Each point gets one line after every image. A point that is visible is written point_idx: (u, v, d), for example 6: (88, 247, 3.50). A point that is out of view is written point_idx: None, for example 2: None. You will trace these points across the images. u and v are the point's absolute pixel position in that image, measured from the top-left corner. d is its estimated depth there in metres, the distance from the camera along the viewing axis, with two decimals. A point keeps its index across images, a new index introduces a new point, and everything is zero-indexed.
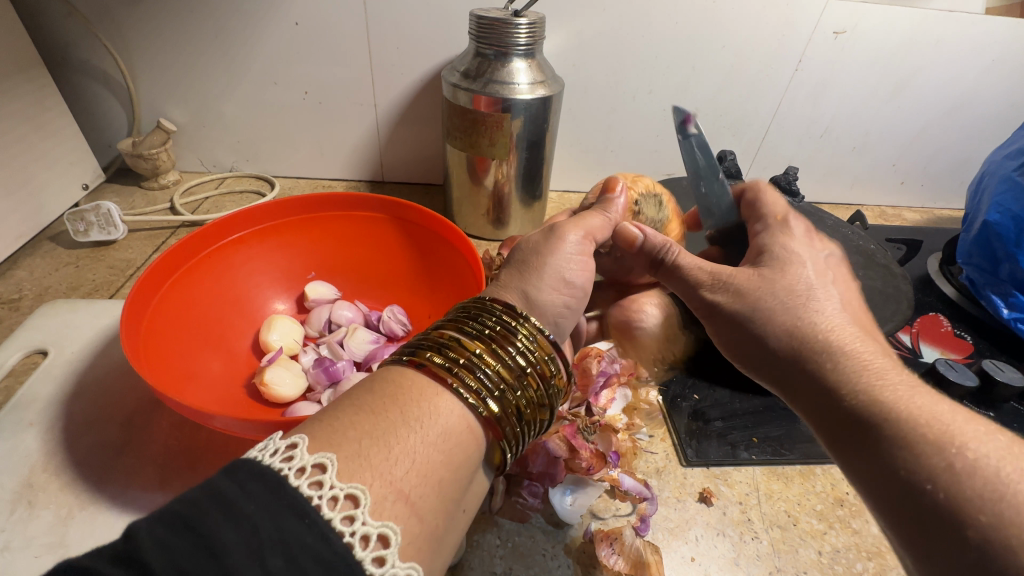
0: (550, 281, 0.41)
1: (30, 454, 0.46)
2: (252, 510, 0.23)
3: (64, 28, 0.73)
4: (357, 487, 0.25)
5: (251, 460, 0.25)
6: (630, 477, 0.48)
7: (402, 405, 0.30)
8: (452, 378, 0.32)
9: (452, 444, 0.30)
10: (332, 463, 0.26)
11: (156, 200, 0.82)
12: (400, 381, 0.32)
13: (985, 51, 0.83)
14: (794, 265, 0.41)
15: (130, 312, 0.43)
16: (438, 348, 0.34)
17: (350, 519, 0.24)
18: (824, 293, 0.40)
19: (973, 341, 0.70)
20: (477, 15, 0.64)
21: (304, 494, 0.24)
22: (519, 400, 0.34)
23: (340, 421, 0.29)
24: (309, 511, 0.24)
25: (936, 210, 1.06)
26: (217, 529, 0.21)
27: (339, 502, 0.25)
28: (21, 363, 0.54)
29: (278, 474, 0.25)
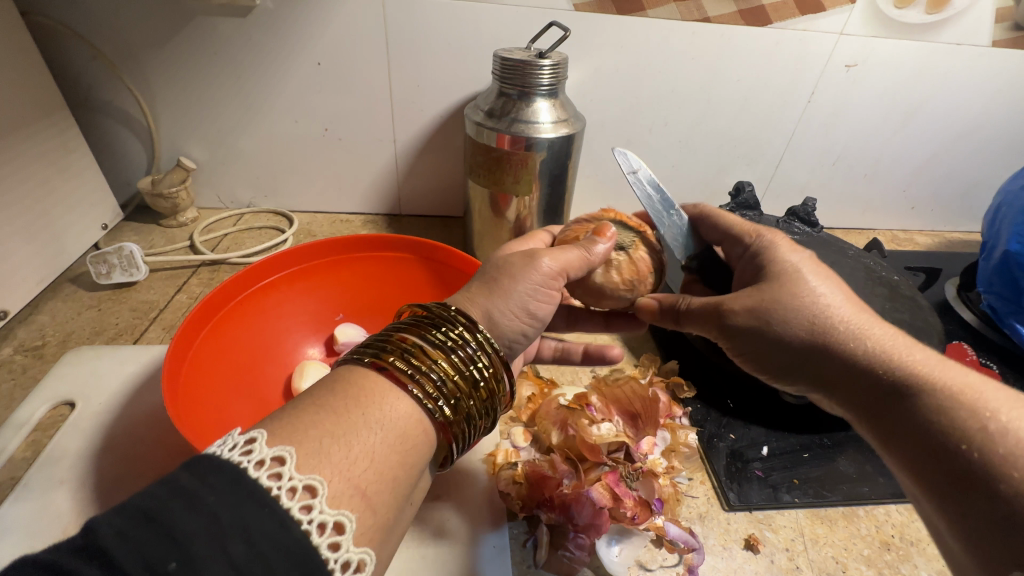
0: (516, 308, 0.39)
1: (62, 515, 0.44)
2: (212, 498, 0.22)
3: (87, 71, 0.73)
4: (316, 479, 0.25)
5: (210, 456, 0.25)
6: (676, 525, 0.47)
7: (363, 407, 0.29)
8: (414, 386, 0.31)
9: (408, 446, 0.30)
10: (291, 456, 0.25)
11: (174, 238, 0.81)
12: (362, 384, 0.30)
13: (992, 82, 0.85)
14: (790, 278, 0.40)
15: (171, 361, 0.44)
16: (399, 353, 0.32)
17: (308, 508, 0.24)
18: (825, 298, 0.38)
19: (1000, 370, 0.71)
20: (502, 56, 0.65)
21: (262, 485, 0.24)
22: (470, 408, 0.34)
23: (298, 415, 0.28)
24: (269, 500, 0.23)
25: (946, 234, 1.07)
26: (178, 516, 0.21)
27: (298, 492, 0.24)
28: (48, 416, 0.53)
29: (237, 466, 0.24)
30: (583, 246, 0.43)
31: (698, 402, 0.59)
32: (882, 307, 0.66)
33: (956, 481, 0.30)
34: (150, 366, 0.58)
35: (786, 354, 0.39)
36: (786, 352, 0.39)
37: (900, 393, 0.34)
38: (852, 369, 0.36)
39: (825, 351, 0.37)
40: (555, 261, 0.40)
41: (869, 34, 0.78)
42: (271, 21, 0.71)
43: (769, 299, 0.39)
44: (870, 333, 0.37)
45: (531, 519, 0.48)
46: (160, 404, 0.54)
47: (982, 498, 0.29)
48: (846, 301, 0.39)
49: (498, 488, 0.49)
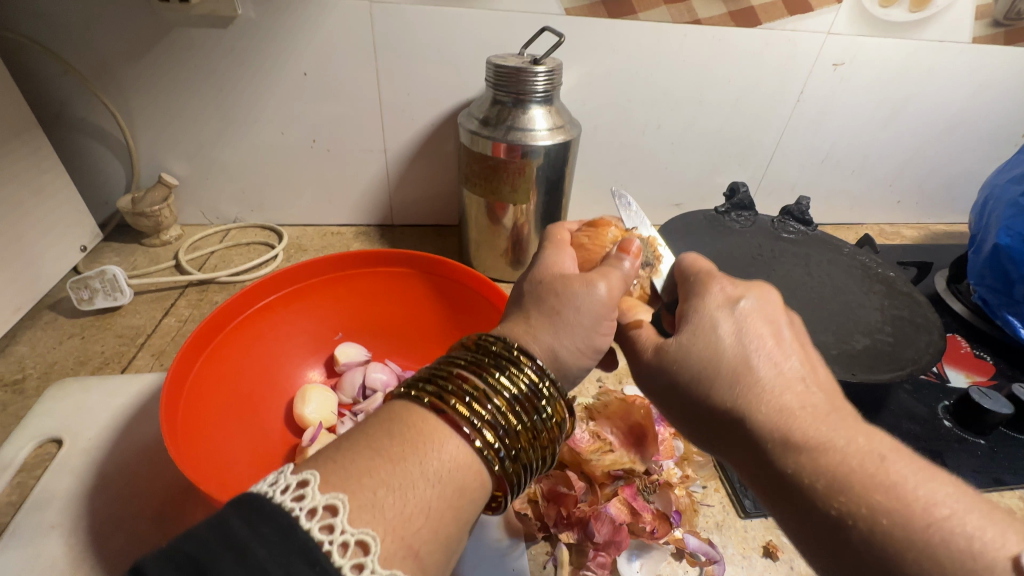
0: (579, 342, 0.38)
1: (55, 563, 0.42)
2: (262, 552, 0.21)
3: (59, 86, 0.70)
4: (368, 533, 0.24)
5: (262, 498, 0.24)
6: (695, 537, 0.47)
7: (420, 454, 0.28)
8: (475, 434, 0.29)
9: (463, 501, 0.28)
10: (343, 505, 0.24)
11: (158, 258, 0.78)
12: (421, 429, 0.29)
13: (974, 77, 0.86)
14: (709, 327, 0.36)
15: (169, 392, 0.41)
16: (461, 396, 0.31)
17: (359, 566, 0.23)
18: (733, 352, 0.35)
19: (993, 361, 0.72)
20: (495, 63, 0.64)
21: (314, 539, 0.23)
22: (528, 458, 0.32)
23: (354, 462, 0.27)
24: (319, 558, 0.22)
25: (931, 226, 1.10)
26: (227, 571, 0.20)
27: (350, 548, 0.23)
28: (34, 455, 0.50)
29: (289, 516, 0.23)
30: (615, 265, 0.41)
31: None
32: (881, 305, 0.66)
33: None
34: (142, 396, 0.55)
35: (697, 414, 0.37)
36: (699, 413, 0.37)
37: (797, 473, 0.31)
38: (749, 441, 0.34)
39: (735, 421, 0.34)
40: (608, 285, 0.39)
41: (856, 33, 0.78)
42: (254, 31, 0.68)
43: (683, 357, 0.37)
44: (783, 394, 0.33)
45: (550, 538, 0.47)
46: (154, 436, 0.52)
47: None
48: (772, 349, 0.35)
49: (514, 510, 0.48)
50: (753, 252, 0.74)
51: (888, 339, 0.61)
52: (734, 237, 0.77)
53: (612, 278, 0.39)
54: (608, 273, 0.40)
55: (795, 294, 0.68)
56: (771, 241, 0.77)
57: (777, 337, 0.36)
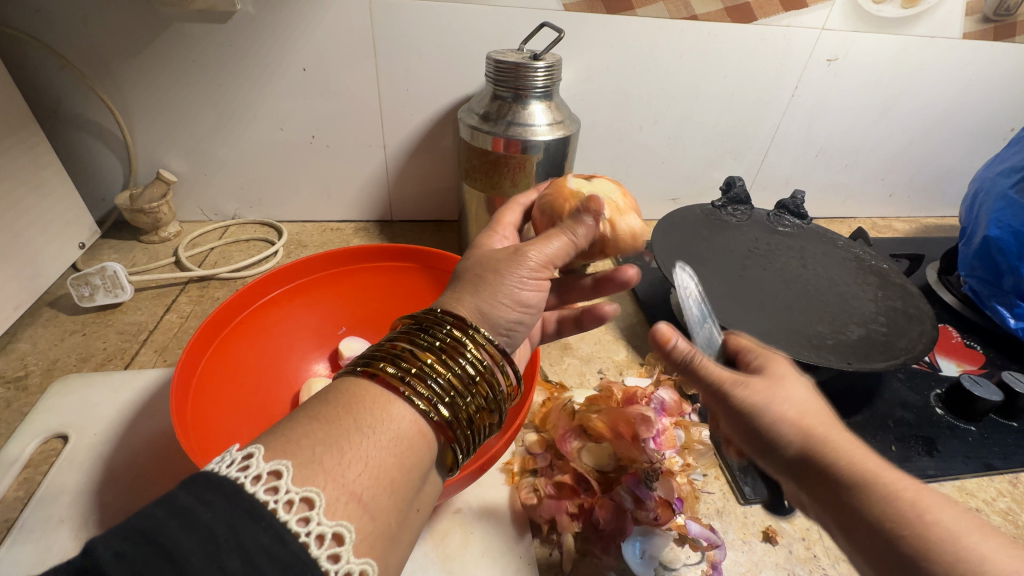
0: (506, 302, 0.37)
1: (65, 556, 0.42)
2: (208, 516, 0.22)
3: (55, 82, 0.69)
4: (312, 490, 0.24)
5: (208, 472, 0.24)
6: (697, 523, 0.48)
7: (353, 411, 0.28)
8: (406, 389, 0.30)
9: (404, 448, 0.29)
10: (287, 468, 0.24)
11: (157, 254, 0.78)
12: (353, 391, 0.30)
13: (964, 72, 0.88)
14: (779, 379, 0.37)
15: (179, 382, 0.42)
16: (389, 359, 0.32)
17: (305, 520, 0.23)
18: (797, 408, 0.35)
19: (984, 350, 0.74)
20: (495, 59, 0.64)
21: (260, 500, 0.23)
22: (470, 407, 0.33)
23: (292, 428, 0.27)
24: (264, 515, 0.23)
25: (922, 219, 1.11)
26: (176, 537, 0.20)
27: (295, 504, 0.23)
28: (40, 451, 0.50)
29: (235, 482, 0.23)
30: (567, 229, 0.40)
31: None
32: (875, 296, 0.68)
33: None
34: (146, 391, 0.56)
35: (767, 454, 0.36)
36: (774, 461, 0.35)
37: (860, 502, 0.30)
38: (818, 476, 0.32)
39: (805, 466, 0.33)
40: (537, 251, 0.38)
41: (850, 28, 0.79)
42: (253, 26, 0.68)
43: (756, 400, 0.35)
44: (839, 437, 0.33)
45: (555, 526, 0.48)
46: (158, 430, 0.52)
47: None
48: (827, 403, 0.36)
49: (520, 500, 0.49)
50: (750, 245, 0.75)
51: (882, 328, 0.62)
52: (731, 231, 0.78)
53: (544, 252, 0.39)
54: (541, 241, 0.39)
55: (791, 286, 0.69)
56: (767, 235, 0.78)
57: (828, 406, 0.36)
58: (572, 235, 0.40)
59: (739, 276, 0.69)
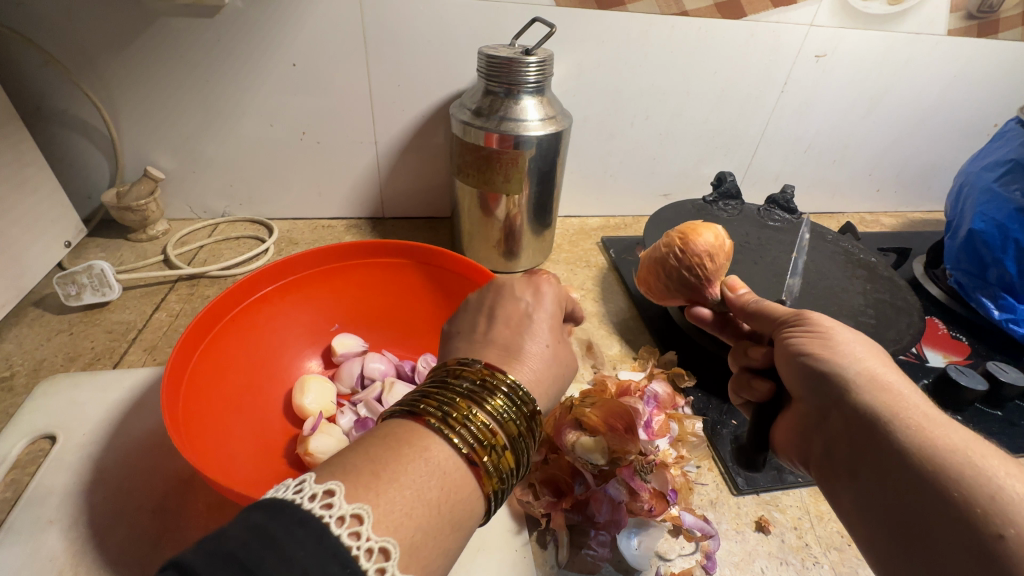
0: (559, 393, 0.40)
1: (55, 557, 0.42)
2: (301, 553, 0.22)
3: (38, 76, 0.68)
4: (389, 541, 0.24)
5: (291, 504, 0.24)
6: (690, 514, 0.48)
7: (447, 506, 0.28)
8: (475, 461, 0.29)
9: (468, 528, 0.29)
10: (368, 514, 0.24)
11: (145, 253, 0.77)
12: (452, 478, 0.28)
13: (948, 69, 0.89)
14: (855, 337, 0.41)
15: (169, 382, 0.42)
16: (493, 453, 0.31)
17: (382, 571, 0.23)
18: (863, 351, 0.39)
19: (970, 342, 0.75)
20: (487, 53, 0.64)
21: (344, 545, 0.23)
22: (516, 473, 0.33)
23: (384, 480, 0.26)
24: (350, 562, 0.23)
25: (908, 214, 1.13)
26: (272, 571, 0.21)
27: (374, 553, 0.24)
28: (27, 452, 0.50)
29: (320, 522, 0.23)
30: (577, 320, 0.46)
31: (698, 391, 0.61)
32: (864, 289, 0.69)
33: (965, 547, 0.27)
34: (136, 391, 0.55)
35: (822, 378, 0.38)
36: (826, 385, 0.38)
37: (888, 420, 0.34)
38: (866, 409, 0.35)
39: (876, 389, 0.36)
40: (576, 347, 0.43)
41: (838, 25, 0.80)
42: (242, 22, 0.67)
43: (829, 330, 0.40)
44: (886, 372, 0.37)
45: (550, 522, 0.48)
46: (149, 430, 0.52)
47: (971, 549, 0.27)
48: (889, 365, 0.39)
49: (516, 496, 0.49)
50: (741, 239, 0.76)
51: (871, 320, 0.63)
52: (723, 226, 0.78)
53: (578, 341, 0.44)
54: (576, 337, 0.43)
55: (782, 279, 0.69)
56: (758, 230, 0.78)
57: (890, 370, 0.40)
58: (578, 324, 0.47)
59: (731, 270, 0.70)
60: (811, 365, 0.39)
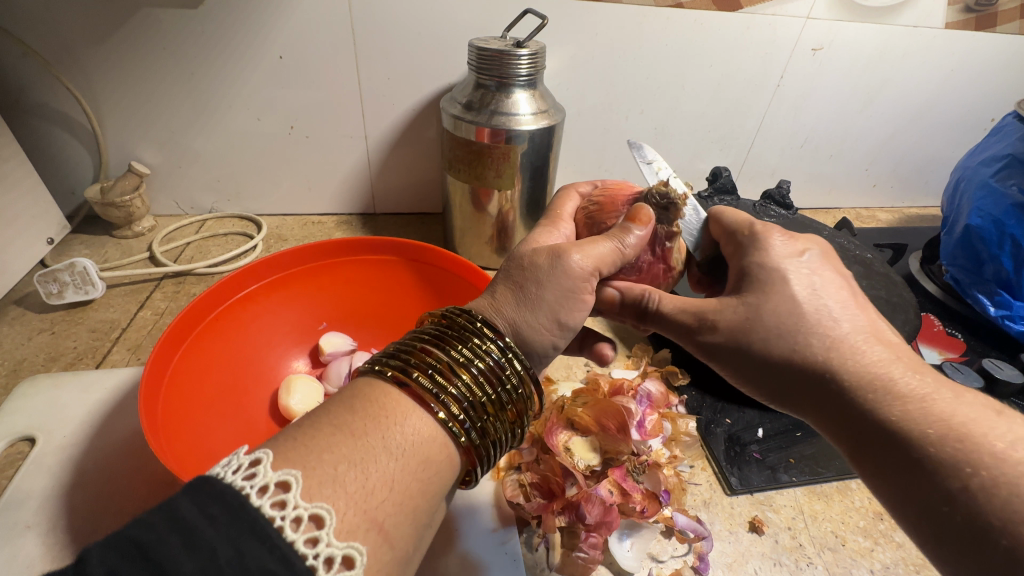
0: (545, 318, 0.36)
1: (32, 563, 0.41)
2: (211, 531, 0.20)
3: (18, 69, 0.66)
4: (322, 507, 0.23)
5: (212, 480, 0.23)
6: (683, 515, 0.48)
7: (406, 471, 0.27)
8: (440, 408, 0.29)
9: (429, 469, 0.28)
10: (296, 481, 0.23)
11: (131, 250, 0.76)
12: (416, 446, 0.28)
13: (946, 62, 0.88)
14: (778, 283, 0.39)
15: (148, 383, 0.41)
16: (474, 416, 0.30)
17: (314, 541, 0.22)
18: (818, 308, 0.37)
19: (965, 339, 0.74)
20: (478, 45, 0.62)
21: (266, 516, 0.22)
22: (497, 432, 0.32)
23: (319, 441, 0.26)
24: (271, 534, 0.21)
25: (904, 209, 1.13)
26: (174, 555, 0.19)
27: (303, 522, 0.22)
28: (5, 455, 0.48)
29: (239, 494, 0.22)
30: (614, 237, 0.42)
31: (692, 390, 0.60)
32: (861, 286, 0.68)
33: (925, 501, 0.31)
34: (118, 391, 0.54)
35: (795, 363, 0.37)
36: (766, 365, 0.38)
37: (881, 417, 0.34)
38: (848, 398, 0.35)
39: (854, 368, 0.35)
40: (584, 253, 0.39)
41: (834, 17, 0.79)
42: (226, 13, 0.66)
43: (759, 309, 0.38)
44: (864, 348, 0.36)
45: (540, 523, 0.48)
46: (131, 431, 0.50)
47: (930, 507, 0.31)
48: (834, 306, 0.38)
49: (505, 498, 0.48)
50: None
51: None
52: None
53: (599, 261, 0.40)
54: (587, 246, 0.39)
55: None
56: None
57: (846, 288, 0.39)
58: (619, 244, 0.42)
59: None
60: (768, 351, 0.37)
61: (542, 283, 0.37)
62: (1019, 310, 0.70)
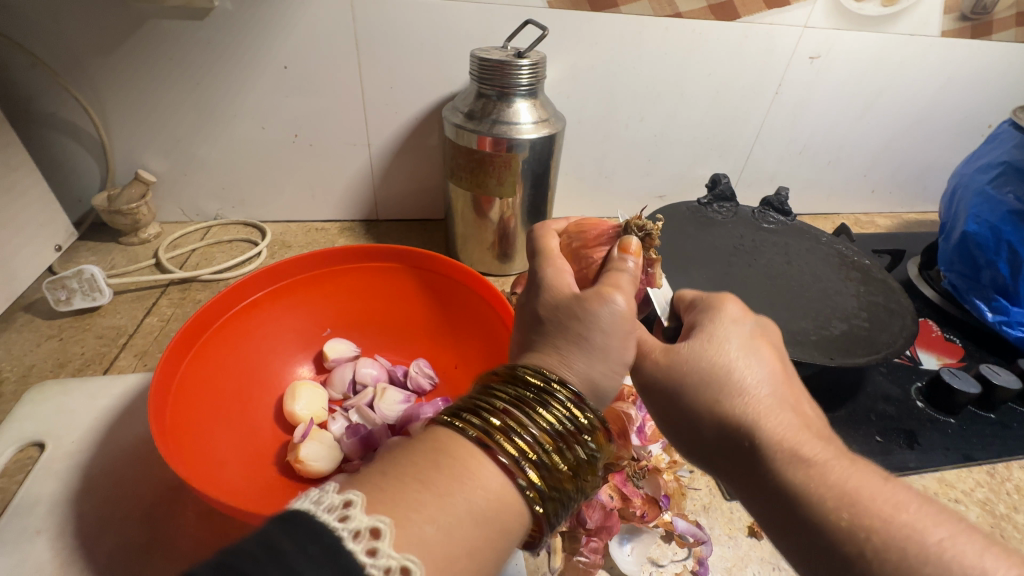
0: (613, 366, 0.38)
1: (42, 567, 0.41)
2: (284, 539, 0.22)
3: (27, 79, 0.67)
4: (381, 522, 0.24)
5: (283, 501, 0.24)
6: (683, 520, 0.48)
7: (478, 527, 0.27)
8: (522, 473, 0.29)
9: (496, 526, 0.28)
10: (358, 500, 0.24)
11: (137, 257, 0.77)
12: (489, 507, 0.28)
13: (941, 70, 0.89)
14: (711, 344, 0.39)
15: (155, 390, 0.41)
16: (552, 484, 0.30)
17: (373, 551, 0.23)
18: (749, 371, 0.38)
19: (963, 344, 0.75)
20: (479, 56, 0.63)
21: (328, 525, 0.23)
22: (567, 496, 0.31)
23: (388, 480, 0.26)
24: (335, 542, 0.22)
25: (903, 214, 1.13)
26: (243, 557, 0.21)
27: (362, 535, 0.23)
28: (14, 460, 0.49)
29: (306, 511, 0.24)
30: (620, 269, 0.41)
31: None
32: (858, 292, 0.69)
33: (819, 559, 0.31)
34: (125, 397, 0.55)
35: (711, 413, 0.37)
36: (690, 412, 0.39)
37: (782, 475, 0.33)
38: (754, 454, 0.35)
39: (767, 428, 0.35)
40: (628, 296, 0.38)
41: (831, 26, 0.80)
42: (232, 24, 0.67)
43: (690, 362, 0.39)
44: (780, 413, 0.36)
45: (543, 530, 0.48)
46: (139, 437, 0.51)
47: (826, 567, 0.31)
48: (768, 372, 0.38)
49: None
50: (734, 242, 0.76)
51: (864, 323, 0.63)
52: (717, 228, 0.78)
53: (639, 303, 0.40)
54: (624, 285, 0.39)
55: (775, 282, 0.69)
56: (751, 232, 0.78)
57: (780, 360, 0.40)
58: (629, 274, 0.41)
59: (725, 272, 0.70)
60: (693, 401, 0.38)
61: (601, 328, 0.37)
62: (1016, 316, 0.70)
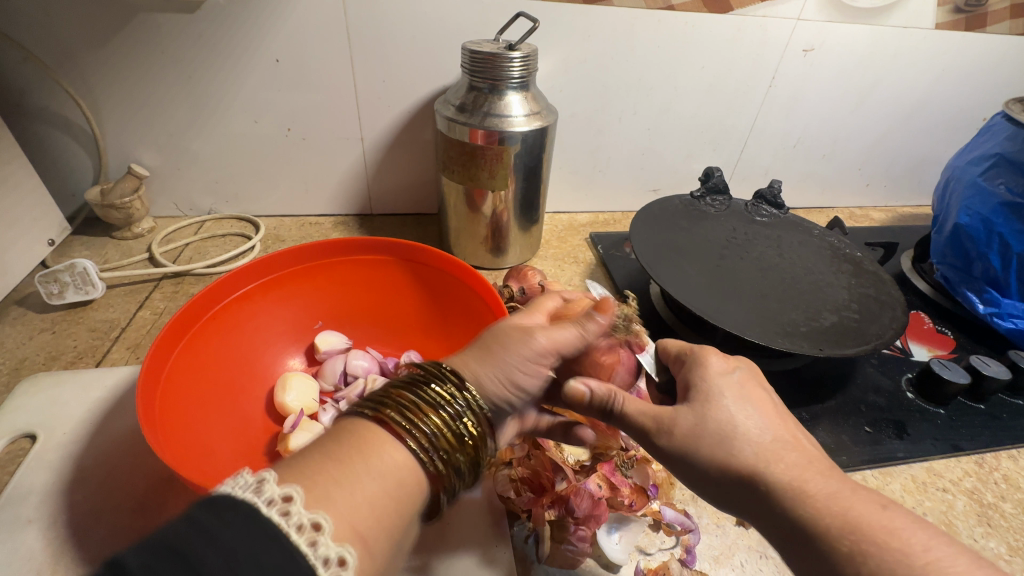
0: (501, 379, 0.38)
1: (33, 557, 0.42)
2: (228, 534, 0.22)
3: (18, 73, 0.67)
4: (321, 515, 0.24)
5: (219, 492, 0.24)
6: (671, 509, 0.49)
7: (389, 504, 0.28)
8: (417, 442, 0.31)
9: (404, 498, 0.29)
10: (298, 493, 0.24)
11: (131, 251, 0.77)
12: (394, 478, 0.29)
13: (935, 63, 0.89)
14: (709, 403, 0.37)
15: (145, 382, 0.42)
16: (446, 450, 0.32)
17: (314, 541, 0.23)
18: (747, 421, 0.36)
19: (955, 336, 0.75)
20: (470, 48, 0.63)
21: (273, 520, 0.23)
22: (457, 464, 0.33)
23: (314, 468, 0.27)
24: (278, 533, 0.22)
25: (897, 208, 1.14)
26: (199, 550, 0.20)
27: (304, 527, 0.23)
28: (6, 451, 0.50)
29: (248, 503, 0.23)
30: (577, 322, 0.42)
31: None
32: (849, 284, 0.69)
33: None
34: (117, 389, 0.55)
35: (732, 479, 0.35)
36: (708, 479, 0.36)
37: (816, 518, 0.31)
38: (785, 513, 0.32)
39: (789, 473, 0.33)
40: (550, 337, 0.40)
41: (825, 19, 0.80)
42: (224, 17, 0.67)
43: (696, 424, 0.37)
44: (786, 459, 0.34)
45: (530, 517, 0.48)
46: (130, 428, 0.52)
47: None
48: (767, 419, 0.37)
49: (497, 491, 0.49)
50: (727, 234, 0.76)
51: (854, 314, 0.63)
52: (710, 220, 0.78)
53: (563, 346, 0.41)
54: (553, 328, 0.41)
55: (766, 275, 0.69)
56: (744, 225, 0.78)
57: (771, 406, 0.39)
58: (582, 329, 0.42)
59: (717, 265, 0.70)
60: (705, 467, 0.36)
61: (506, 347, 0.39)
62: (1007, 308, 0.70)
